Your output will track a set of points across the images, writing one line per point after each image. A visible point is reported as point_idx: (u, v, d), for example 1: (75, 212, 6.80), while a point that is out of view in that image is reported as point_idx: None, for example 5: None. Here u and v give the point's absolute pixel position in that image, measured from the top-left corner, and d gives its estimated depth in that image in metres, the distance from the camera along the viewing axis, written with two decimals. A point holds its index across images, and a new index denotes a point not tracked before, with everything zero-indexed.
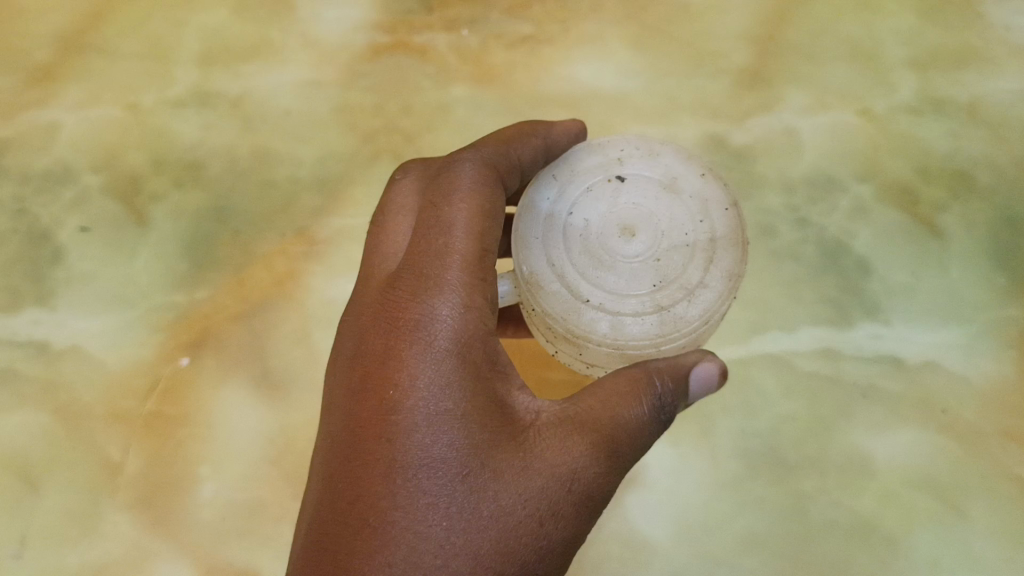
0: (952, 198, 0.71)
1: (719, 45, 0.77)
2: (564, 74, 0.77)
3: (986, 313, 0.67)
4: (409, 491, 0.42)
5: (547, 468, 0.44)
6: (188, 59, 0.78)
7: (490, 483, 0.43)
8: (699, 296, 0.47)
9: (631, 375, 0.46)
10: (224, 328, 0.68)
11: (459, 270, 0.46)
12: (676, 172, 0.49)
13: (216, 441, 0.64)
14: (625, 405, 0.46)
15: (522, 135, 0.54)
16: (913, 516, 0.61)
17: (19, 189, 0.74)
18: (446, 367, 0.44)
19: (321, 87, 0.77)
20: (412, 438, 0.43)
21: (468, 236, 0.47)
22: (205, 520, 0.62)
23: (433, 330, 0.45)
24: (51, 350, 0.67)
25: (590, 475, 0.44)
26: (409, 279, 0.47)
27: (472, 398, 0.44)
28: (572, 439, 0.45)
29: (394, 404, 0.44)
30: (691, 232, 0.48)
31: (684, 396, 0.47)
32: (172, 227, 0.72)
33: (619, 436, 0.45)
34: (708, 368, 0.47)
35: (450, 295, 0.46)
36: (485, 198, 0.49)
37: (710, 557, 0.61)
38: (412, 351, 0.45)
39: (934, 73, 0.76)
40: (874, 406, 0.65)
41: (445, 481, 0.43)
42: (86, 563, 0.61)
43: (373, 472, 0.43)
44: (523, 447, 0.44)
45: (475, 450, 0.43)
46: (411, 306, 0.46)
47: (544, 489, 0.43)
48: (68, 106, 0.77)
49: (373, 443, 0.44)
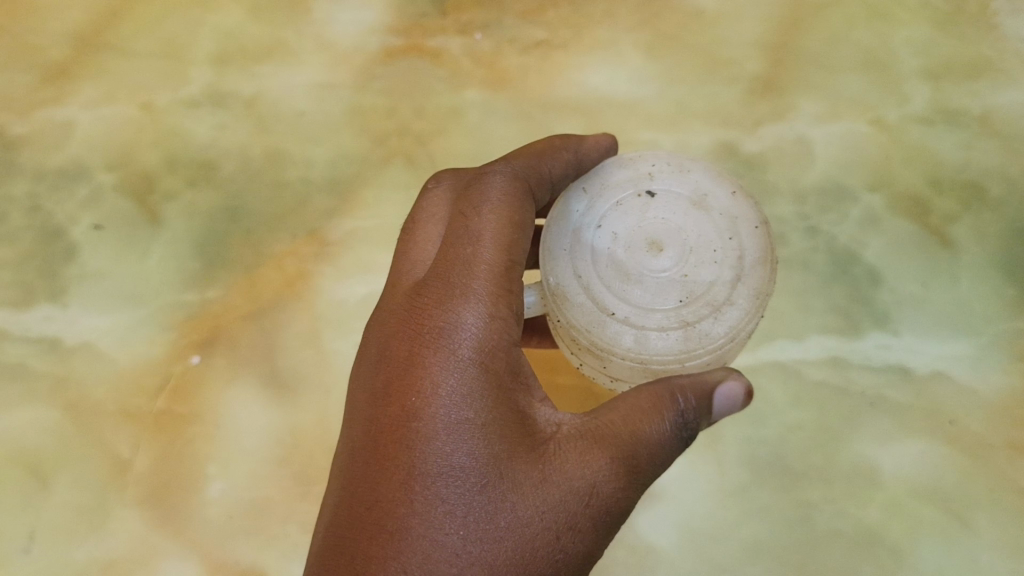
0: (963, 209, 0.71)
1: (732, 52, 0.78)
2: (576, 79, 0.77)
3: (995, 326, 0.67)
4: (427, 499, 0.43)
5: (567, 481, 0.43)
6: (203, 60, 0.79)
7: (509, 493, 0.43)
8: (725, 313, 0.47)
9: (654, 392, 0.45)
10: (235, 328, 0.68)
11: (484, 280, 0.47)
12: (706, 190, 0.50)
13: (224, 440, 0.65)
14: (646, 421, 0.45)
15: (553, 150, 0.54)
16: (919, 527, 0.61)
17: (33, 186, 0.74)
18: (468, 376, 0.45)
19: (334, 89, 0.77)
20: (433, 446, 0.44)
21: (496, 246, 0.48)
22: (212, 518, 0.62)
23: (457, 338, 0.46)
24: (62, 347, 0.68)
25: (609, 489, 0.44)
26: (435, 288, 0.47)
27: (493, 408, 0.44)
28: (592, 452, 0.44)
29: (415, 411, 0.45)
30: (721, 249, 0.48)
31: (708, 414, 0.46)
32: (184, 226, 0.72)
33: (640, 451, 0.44)
34: (733, 387, 0.46)
35: (475, 304, 0.46)
36: (515, 210, 0.50)
37: (715, 566, 0.61)
38: (436, 359, 0.45)
39: (948, 84, 0.76)
40: (882, 415, 0.65)
41: (464, 489, 0.43)
42: (95, 559, 0.61)
43: (393, 479, 0.44)
44: (543, 459, 0.44)
45: (495, 459, 0.43)
46: (436, 315, 0.47)
47: (563, 501, 0.43)
48: (83, 104, 0.77)
49: (394, 449, 0.44)
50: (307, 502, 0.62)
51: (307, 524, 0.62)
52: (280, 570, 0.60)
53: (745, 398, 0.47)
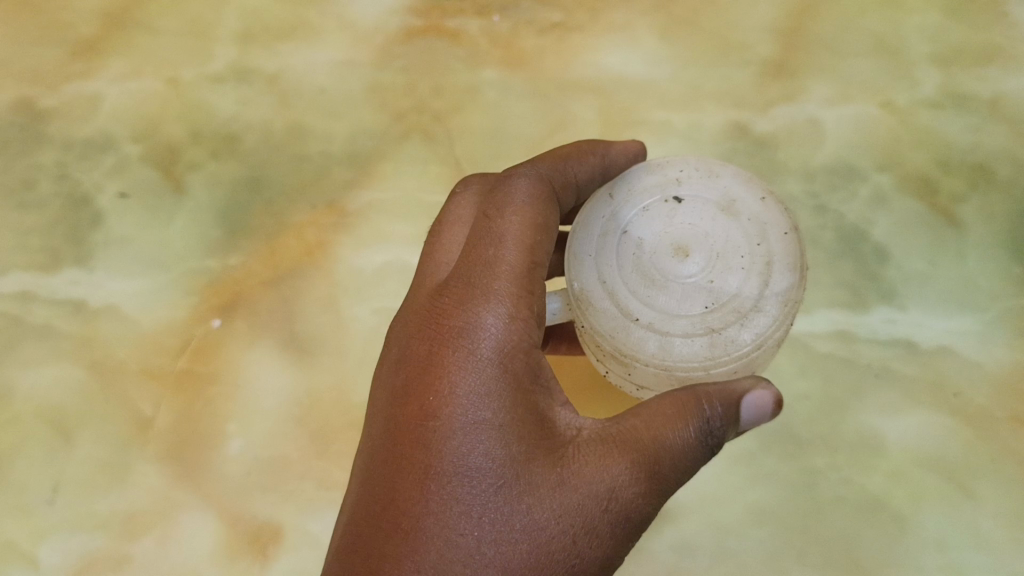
0: (972, 190, 0.72)
1: (746, 36, 0.79)
2: (592, 59, 0.79)
3: (1000, 302, 0.68)
4: (443, 498, 0.43)
5: (584, 485, 0.44)
6: (227, 37, 0.81)
7: (525, 495, 0.43)
8: (753, 320, 0.46)
9: (679, 398, 0.45)
10: (256, 293, 0.70)
11: (506, 280, 0.47)
12: (735, 195, 0.49)
13: (243, 400, 0.66)
14: (670, 427, 0.45)
15: (580, 154, 0.55)
16: (922, 495, 0.62)
17: (61, 155, 0.76)
18: (487, 376, 0.45)
19: (355, 67, 0.79)
20: (450, 445, 0.44)
21: (519, 247, 0.48)
22: (231, 473, 0.64)
23: (477, 339, 0.46)
24: (87, 308, 0.70)
25: (628, 494, 0.44)
26: (457, 287, 0.48)
27: (511, 409, 0.45)
28: (612, 456, 0.44)
29: (433, 411, 0.45)
30: (749, 255, 0.47)
31: (735, 423, 0.46)
32: (207, 195, 0.74)
33: (662, 458, 0.44)
34: (761, 396, 0.46)
35: (496, 305, 0.46)
36: (539, 212, 0.49)
37: (721, 528, 0.62)
38: (456, 360, 0.46)
39: (957, 69, 0.77)
40: (887, 388, 0.66)
41: (479, 490, 0.43)
42: (116, 511, 0.63)
43: (409, 477, 0.44)
44: (561, 462, 0.44)
45: (511, 460, 0.44)
46: (456, 314, 0.47)
47: (580, 506, 0.43)
48: (111, 78, 0.79)
49: (410, 449, 0.45)
50: (323, 460, 0.64)
51: (323, 481, 0.63)
52: (296, 524, 0.62)
53: (773, 408, 0.47)
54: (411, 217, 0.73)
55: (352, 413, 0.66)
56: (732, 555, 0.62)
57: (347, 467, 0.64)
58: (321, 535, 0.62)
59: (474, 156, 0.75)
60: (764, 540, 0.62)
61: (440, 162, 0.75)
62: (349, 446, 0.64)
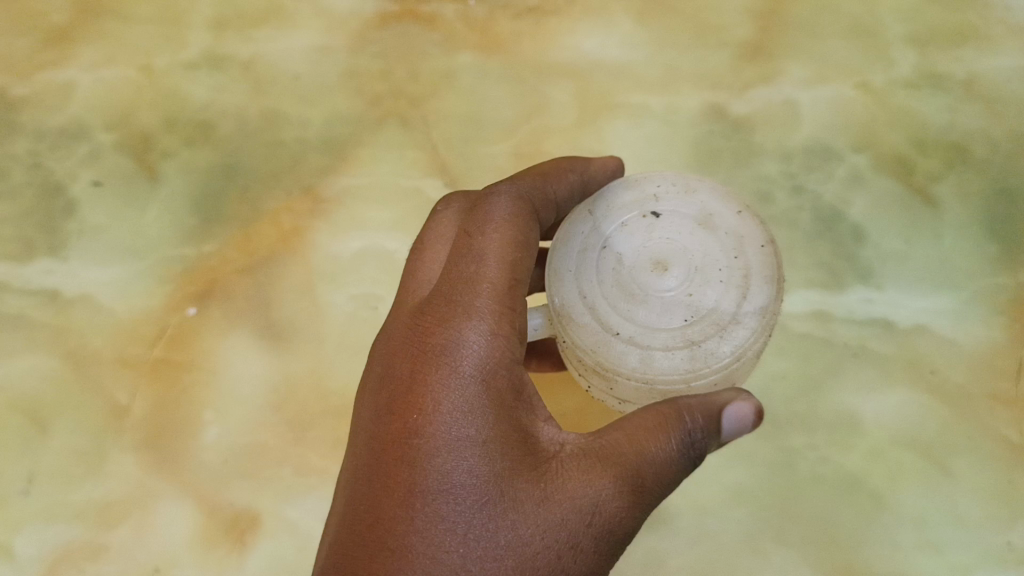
0: (947, 169, 0.73)
1: (722, 19, 0.79)
2: (568, 42, 0.78)
3: (976, 281, 0.68)
4: (428, 515, 0.43)
5: (568, 500, 0.43)
6: (201, 24, 0.80)
7: (510, 511, 0.43)
8: (732, 332, 0.45)
9: (661, 411, 0.45)
10: (232, 280, 0.69)
11: (487, 297, 0.46)
12: (712, 209, 0.48)
13: (220, 388, 0.66)
14: (652, 441, 0.44)
15: (559, 172, 0.54)
16: (899, 472, 0.63)
17: (33, 144, 0.76)
18: (470, 394, 0.45)
19: (330, 53, 0.79)
20: (434, 463, 0.44)
21: (501, 264, 0.47)
22: (208, 461, 0.63)
23: (459, 356, 0.45)
24: (61, 298, 0.69)
25: (612, 508, 0.44)
26: (438, 305, 0.47)
27: (495, 426, 0.44)
28: (595, 471, 0.44)
29: (416, 429, 0.45)
30: (726, 268, 0.46)
31: (716, 434, 0.45)
32: (181, 183, 0.74)
33: (645, 472, 0.44)
34: (741, 408, 0.45)
35: (477, 322, 0.46)
36: (520, 228, 0.49)
37: (699, 509, 0.62)
38: (438, 377, 0.45)
39: (933, 49, 0.77)
40: (865, 366, 0.66)
41: (462, 507, 0.43)
42: (92, 501, 0.62)
43: (393, 497, 0.44)
44: (544, 477, 0.44)
45: (495, 477, 0.43)
46: (438, 332, 0.46)
47: (564, 521, 0.43)
48: (83, 66, 0.79)
49: (395, 468, 0.44)
50: (301, 447, 0.64)
51: (300, 468, 0.63)
52: (274, 510, 0.62)
53: (755, 418, 0.47)
54: (389, 203, 0.73)
55: (330, 400, 0.65)
56: (711, 536, 0.62)
57: (324, 453, 0.63)
58: (299, 521, 0.61)
59: (451, 141, 0.75)
60: (743, 520, 0.62)
61: (416, 146, 0.75)
62: (327, 433, 0.64)
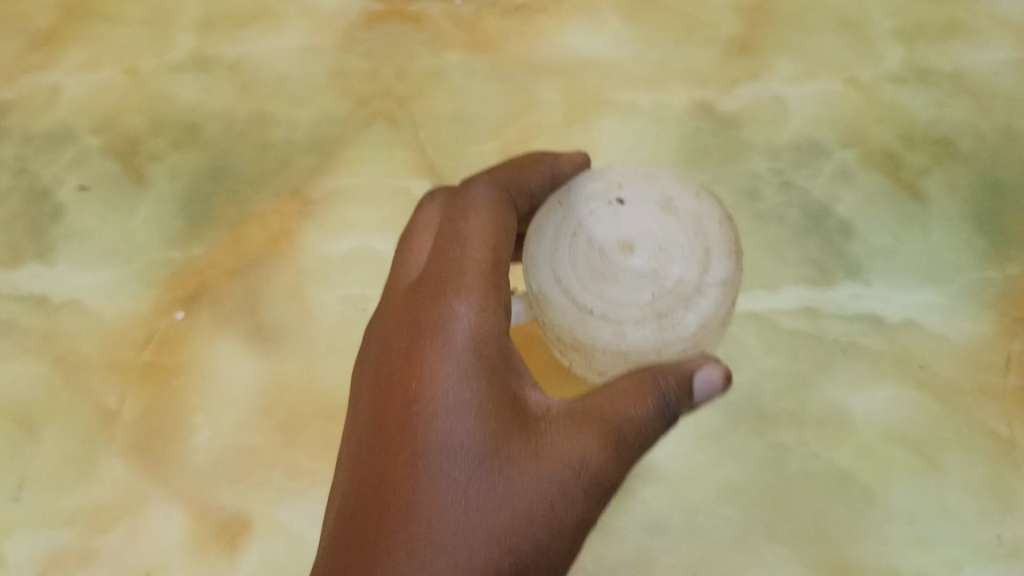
0: (935, 163, 0.73)
1: (709, 15, 0.79)
2: (556, 40, 0.78)
3: (965, 275, 0.68)
4: (428, 477, 0.43)
5: (558, 457, 0.44)
6: (188, 26, 0.80)
7: (505, 469, 0.43)
8: (698, 303, 0.45)
9: (635, 376, 0.45)
10: (220, 283, 0.69)
11: (475, 274, 0.47)
12: (671, 188, 0.47)
13: (210, 391, 0.66)
14: (631, 404, 0.44)
15: (531, 160, 0.53)
16: (890, 467, 0.63)
17: (20, 148, 0.75)
18: (463, 360, 0.45)
19: (317, 53, 0.78)
20: (432, 428, 0.44)
21: (485, 244, 0.48)
22: (198, 464, 0.63)
23: (451, 326, 0.45)
24: (49, 303, 0.69)
25: (599, 463, 0.44)
26: (428, 283, 0.47)
27: (488, 390, 0.44)
28: (581, 429, 0.44)
29: (414, 395, 0.45)
30: (688, 245, 0.45)
31: (689, 399, 0.45)
32: (169, 185, 0.73)
33: (626, 429, 0.45)
34: (712, 373, 0.45)
35: (467, 295, 0.46)
36: (501, 212, 0.49)
37: (690, 507, 0.62)
38: (431, 346, 0.45)
39: (921, 44, 0.77)
40: (855, 362, 0.66)
41: (462, 468, 0.43)
42: (82, 506, 0.62)
43: (395, 458, 0.44)
44: (536, 437, 0.44)
45: (490, 438, 0.44)
46: (430, 306, 0.47)
47: (554, 480, 0.43)
48: (69, 69, 0.78)
49: (394, 432, 0.44)
50: (292, 449, 0.64)
51: (291, 470, 0.63)
52: (265, 514, 0.62)
53: (725, 382, 0.46)
54: (377, 203, 0.72)
55: (320, 402, 0.65)
56: (701, 533, 0.62)
57: (314, 455, 0.63)
58: (290, 524, 0.61)
59: (439, 140, 0.75)
60: (734, 516, 0.62)
61: (404, 146, 0.75)
62: (317, 436, 0.64)
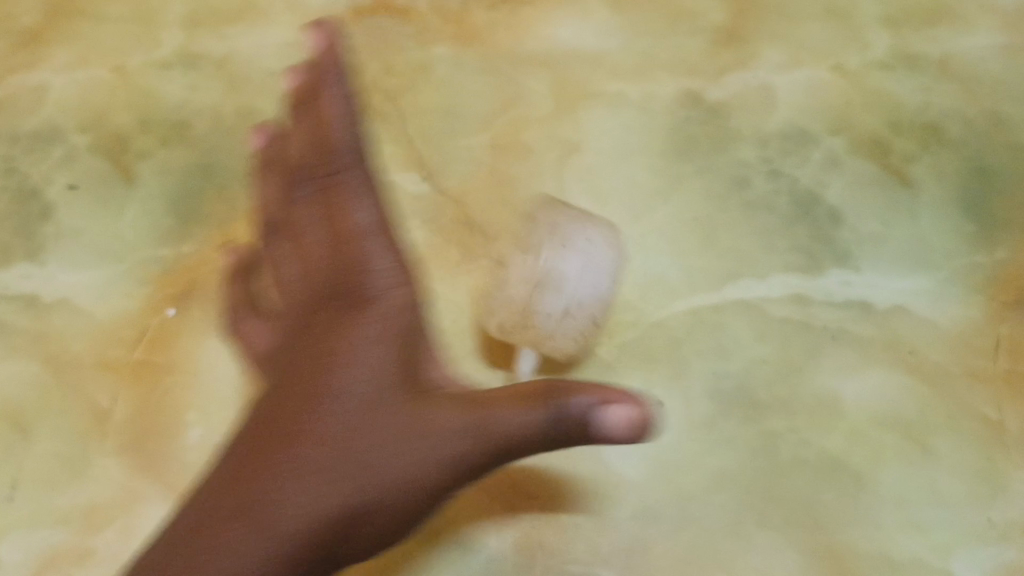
0: (923, 150, 0.72)
1: (698, 3, 0.76)
2: (544, 33, 0.76)
3: (953, 261, 0.69)
4: (326, 412, 0.55)
5: (432, 431, 0.56)
6: (174, 23, 0.78)
7: (383, 423, 0.56)
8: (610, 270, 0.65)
9: (535, 392, 0.56)
10: (210, 281, 0.70)
11: (377, 272, 0.61)
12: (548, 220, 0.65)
13: (201, 387, 0.67)
14: (521, 415, 0.55)
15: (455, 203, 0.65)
16: (880, 453, 0.64)
17: (8, 149, 0.75)
18: (377, 338, 0.58)
19: (303, 47, 0.77)
20: (336, 378, 0.57)
21: (390, 260, 0.62)
22: (191, 461, 0.66)
23: (367, 313, 0.59)
24: (40, 303, 0.69)
25: (451, 444, 0.55)
26: (335, 283, 0.62)
27: (387, 361, 0.58)
28: (463, 413, 0.56)
29: (336, 353, 0.58)
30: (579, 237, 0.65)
31: (591, 429, 0.54)
32: (159, 184, 0.73)
33: (496, 438, 0.55)
34: (623, 411, 0.54)
35: (392, 291, 0.60)
36: (377, 231, 0.63)
37: (683, 496, 0.64)
38: (358, 326, 0.59)
39: (908, 30, 0.75)
40: (844, 348, 0.66)
41: (346, 410, 0.56)
42: (78, 504, 0.65)
43: (298, 397, 0.56)
44: (418, 409, 0.57)
45: (370, 397, 0.56)
46: (345, 301, 0.61)
47: (414, 443, 0.55)
48: (55, 68, 0.77)
49: (308, 377, 0.57)
50: None
51: None
52: None
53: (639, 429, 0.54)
54: None
55: None
56: (696, 522, 0.63)
57: None
58: None
59: (428, 133, 0.75)
60: (727, 505, 0.63)
61: (394, 141, 0.75)
62: None
